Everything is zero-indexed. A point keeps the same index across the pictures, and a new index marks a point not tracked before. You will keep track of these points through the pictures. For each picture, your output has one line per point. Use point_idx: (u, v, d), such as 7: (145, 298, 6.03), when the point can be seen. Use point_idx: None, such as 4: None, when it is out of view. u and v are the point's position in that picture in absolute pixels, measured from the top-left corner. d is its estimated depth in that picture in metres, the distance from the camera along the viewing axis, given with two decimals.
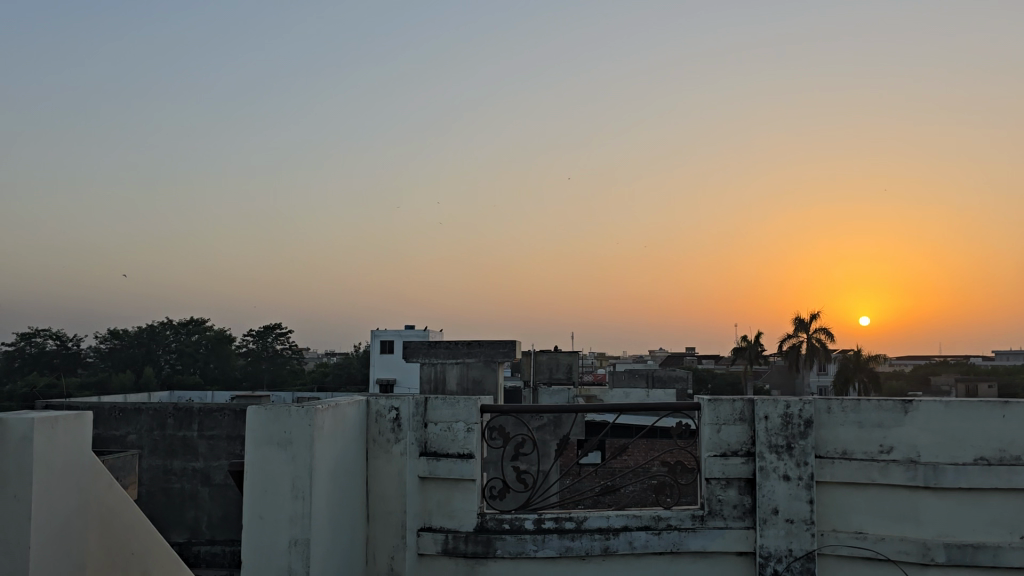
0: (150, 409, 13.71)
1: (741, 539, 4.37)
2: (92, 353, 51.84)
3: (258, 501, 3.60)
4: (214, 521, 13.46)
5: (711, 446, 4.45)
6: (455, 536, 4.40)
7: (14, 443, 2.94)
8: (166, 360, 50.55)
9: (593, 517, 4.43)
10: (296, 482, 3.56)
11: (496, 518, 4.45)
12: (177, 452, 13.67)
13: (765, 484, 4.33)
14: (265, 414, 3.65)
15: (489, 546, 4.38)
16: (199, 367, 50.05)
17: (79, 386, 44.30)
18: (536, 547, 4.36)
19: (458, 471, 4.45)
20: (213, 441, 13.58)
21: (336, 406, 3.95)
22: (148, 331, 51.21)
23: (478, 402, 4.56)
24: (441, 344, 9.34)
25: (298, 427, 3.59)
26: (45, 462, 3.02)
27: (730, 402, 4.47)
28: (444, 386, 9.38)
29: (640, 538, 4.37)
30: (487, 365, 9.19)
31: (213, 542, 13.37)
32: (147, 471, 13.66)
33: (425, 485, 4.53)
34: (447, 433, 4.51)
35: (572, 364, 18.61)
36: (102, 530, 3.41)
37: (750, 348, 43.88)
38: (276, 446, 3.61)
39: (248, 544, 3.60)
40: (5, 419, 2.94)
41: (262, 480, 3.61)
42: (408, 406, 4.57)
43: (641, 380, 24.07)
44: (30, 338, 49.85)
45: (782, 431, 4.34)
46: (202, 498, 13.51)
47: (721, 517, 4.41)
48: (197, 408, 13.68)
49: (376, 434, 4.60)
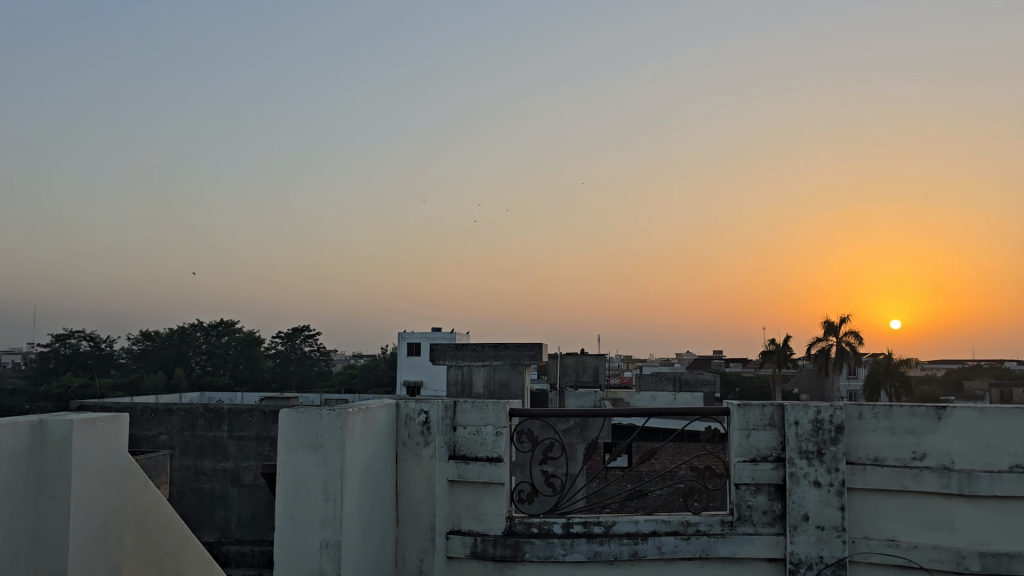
0: (182, 410, 13.91)
1: (771, 545, 4.34)
2: (125, 354, 52.70)
3: (290, 503, 3.64)
4: (243, 521, 13.59)
5: (740, 451, 4.43)
6: (483, 539, 4.42)
7: (53, 443, 3.01)
8: (197, 361, 51.23)
9: (621, 522, 4.42)
10: (328, 485, 3.59)
11: (525, 522, 4.46)
12: (207, 453, 13.85)
13: (795, 490, 4.29)
14: (297, 417, 3.70)
15: (517, 550, 4.38)
16: (229, 368, 50.64)
17: (113, 386, 45.09)
18: (564, 551, 4.37)
19: (488, 475, 4.46)
20: (243, 441, 13.74)
21: (367, 410, 3.98)
22: (180, 332, 51.91)
23: (507, 406, 4.57)
24: (468, 346, 9.39)
25: (330, 430, 3.63)
26: (83, 463, 3.09)
27: (760, 408, 4.44)
28: (470, 389, 9.40)
29: (668, 543, 4.36)
30: (514, 367, 9.16)
31: (242, 542, 13.52)
32: (178, 471, 13.85)
33: (454, 488, 4.56)
34: (476, 436, 4.53)
35: (598, 368, 18.74)
36: (138, 530, 3.47)
37: (779, 351, 43.38)
38: (308, 449, 3.65)
39: (281, 544, 3.64)
40: (46, 420, 3.01)
41: (295, 482, 3.65)
42: (437, 410, 4.60)
43: (668, 382, 23.95)
44: (65, 339, 50.90)
45: (813, 437, 4.31)
46: (232, 498, 13.68)
47: (751, 523, 4.37)
48: (227, 409, 13.85)
49: (406, 437, 4.62)
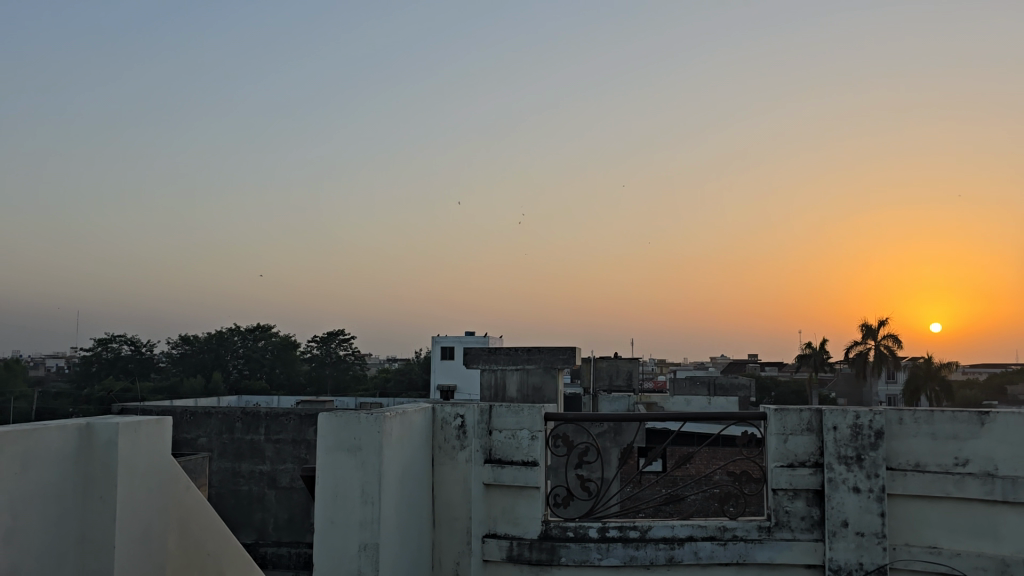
0: (220, 413, 14.12)
1: (810, 551, 4.29)
2: (164, 358, 53.70)
3: (329, 506, 3.69)
4: (280, 523, 13.76)
5: (778, 456, 4.38)
6: (519, 543, 4.43)
7: (100, 446, 3.08)
8: (234, 365, 52.02)
9: (657, 527, 4.40)
10: (366, 488, 3.63)
11: (560, 526, 4.46)
12: (245, 455, 14.04)
13: (834, 496, 4.25)
14: (335, 421, 3.74)
15: (553, 554, 4.39)
16: (265, 372, 51.26)
17: (153, 388, 45.95)
18: (600, 555, 4.36)
19: (524, 478, 4.48)
20: (280, 444, 13.91)
21: (404, 414, 4.02)
22: (218, 336, 52.80)
23: (542, 410, 4.57)
24: (501, 351, 9.40)
25: (368, 433, 3.67)
26: (129, 465, 3.16)
27: (798, 412, 4.39)
28: (504, 393, 9.41)
29: (705, 549, 4.34)
30: (547, 371, 9.19)
31: (280, 543, 13.69)
32: (216, 473, 14.07)
33: (490, 492, 4.58)
34: (512, 440, 4.54)
35: (632, 372, 19.03)
36: (181, 531, 3.54)
37: (816, 355, 42.79)
38: (346, 453, 3.68)
39: (320, 546, 3.68)
40: (93, 424, 3.09)
41: (333, 485, 3.69)
42: (473, 414, 4.62)
43: (703, 387, 23.80)
44: (107, 343, 52.09)
45: (852, 442, 4.26)
46: (269, 500, 13.85)
47: (789, 529, 4.33)
48: (264, 412, 14.02)
49: (442, 441, 4.65)
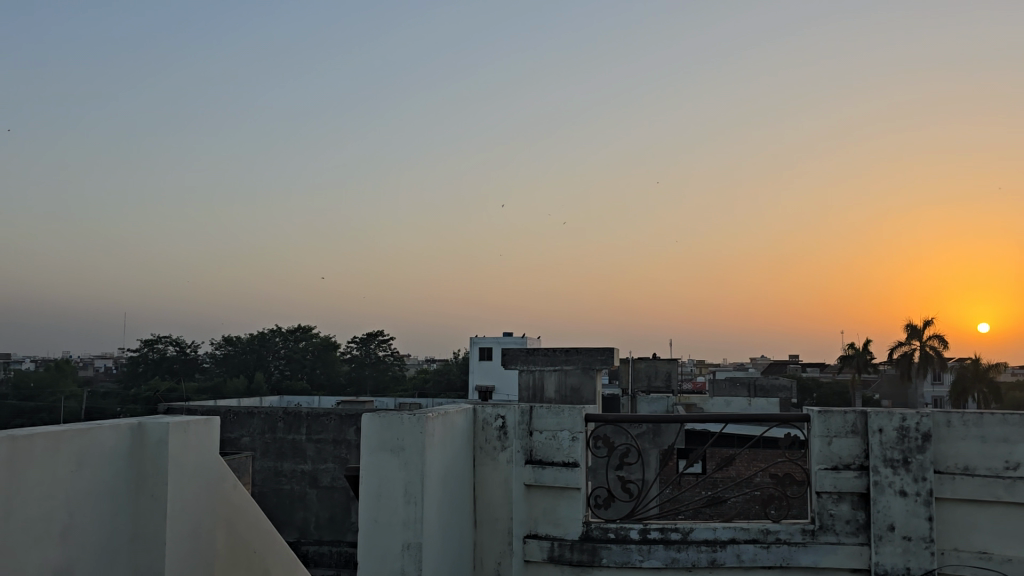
0: (262, 413, 14.33)
1: (855, 555, 4.23)
2: (208, 359, 54.67)
3: (373, 505, 3.73)
4: (321, 522, 13.93)
5: (821, 459, 4.32)
6: (560, 544, 4.44)
7: (151, 445, 3.16)
8: (276, 365, 52.79)
9: (699, 529, 4.39)
10: (409, 488, 3.67)
11: (602, 527, 4.46)
12: (287, 455, 14.23)
13: (880, 500, 4.18)
14: (378, 422, 3.78)
15: (595, 555, 4.38)
16: (306, 373, 51.89)
17: (198, 389, 46.82)
18: (642, 557, 4.35)
19: (564, 479, 4.48)
20: (321, 444, 14.08)
21: (445, 415, 4.05)
22: (260, 338, 53.70)
23: (583, 411, 4.57)
24: (539, 351, 9.42)
25: (410, 434, 3.71)
26: (180, 463, 3.24)
27: (842, 414, 4.33)
28: (542, 393, 9.43)
29: (748, 551, 4.31)
30: (585, 372, 9.15)
31: (321, 542, 13.87)
32: (259, 472, 14.28)
33: (531, 493, 4.59)
34: (553, 442, 4.55)
35: (671, 372, 18.93)
36: (229, 529, 3.61)
37: (859, 355, 42.05)
38: (390, 453, 3.73)
39: (364, 545, 3.72)
40: (145, 423, 3.18)
41: (377, 484, 3.74)
42: (514, 414, 4.64)
43: (743, 388, 23.56)
44: (153, 343, 53.25)
45: (898, 445, 4.19)
46: (310, 499, 14.03)
47: (834, 533, 4.27)
48: (305, 412, 14.21)
49: (483, 441, 4.67)
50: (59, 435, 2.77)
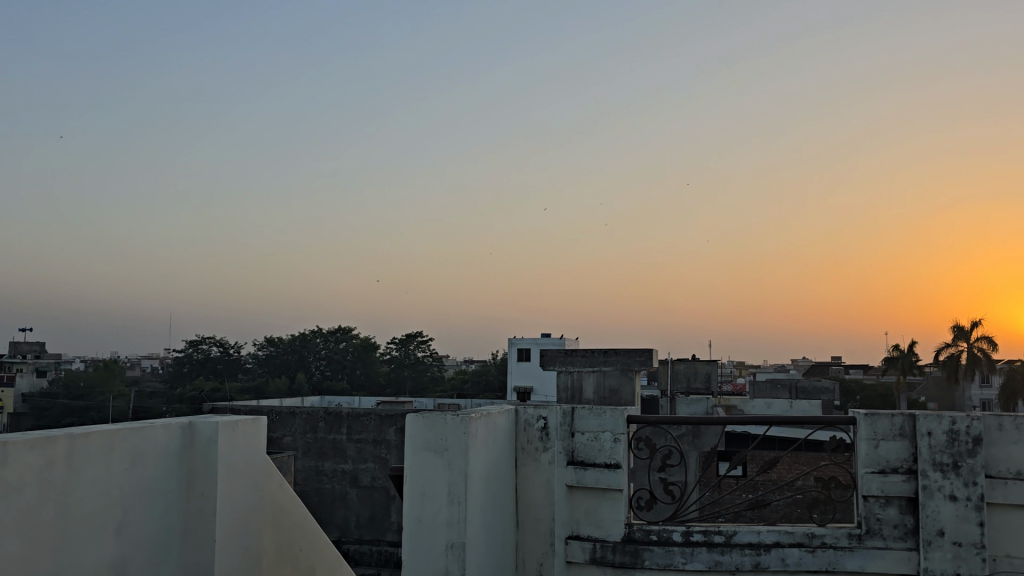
0: (304, 413, 14.50)
1: (903, 561, 4.16)
2: (251, 359, 55.60)
3: (417, 505, 3.76)
4: (361, 521, 14.09)
5: (868, 462, 4.25)
6: (602, 545, 4.43)
7: (202, 443, 3.23)
8: (317, 366, 53.49)
9: (743, 532, 4.36)
10: (453, 488, 3.70)
11: (644, 529, 4.44)
12: (328, 454, 14.39)
13: (929, 504, 4.11)
14: (422, 422, 3.81)
15: (637, 557, 4.37)
16: (347, 373, 52.45)
17: (241, 388, 47.58)
18: (685, 559, 4.33)
19: (607, 481, 4.47)
20: (362, 444, 14.21)
21: (488, 415, 4.07)
22: (302, 339, 54.51)
23: (625, 412, 4.55)
24: (578, 352, 9.40)
25: (454, 434, 3.73)
26: (228, 461, 3.30)
27: (889, 417, 4.26)
28: (581, 395, 9.42)
29: (793, 555, 4.26)
30: (624, 373, 9.12)
31: (361, 541, 14.02)
32: (301, 471, 14.46)
33: (573, 494, 4.58)
34: (594, 443, 4.54)
35: (710, 374, 18.76)
36: (276, 527, 3.68)
37: (904, 357, 41.21)
38: (433, 453, 3.76)
39: (408, 545, 3.76)
40: (196, 422, 3.24)
41: (421, 484, 3.77)
42: (556, 415, 4.64)
43: (784, 390, 23.26)
44: (198, 344, 54.32)
45: (948, 449, 4.11)
46: (351, 499, 14.18)
47: (881, 537, 4.20)
48: (346, 412, 14.36)
49: (525, 442, 4.69)
50: (114, 433, 2.84)
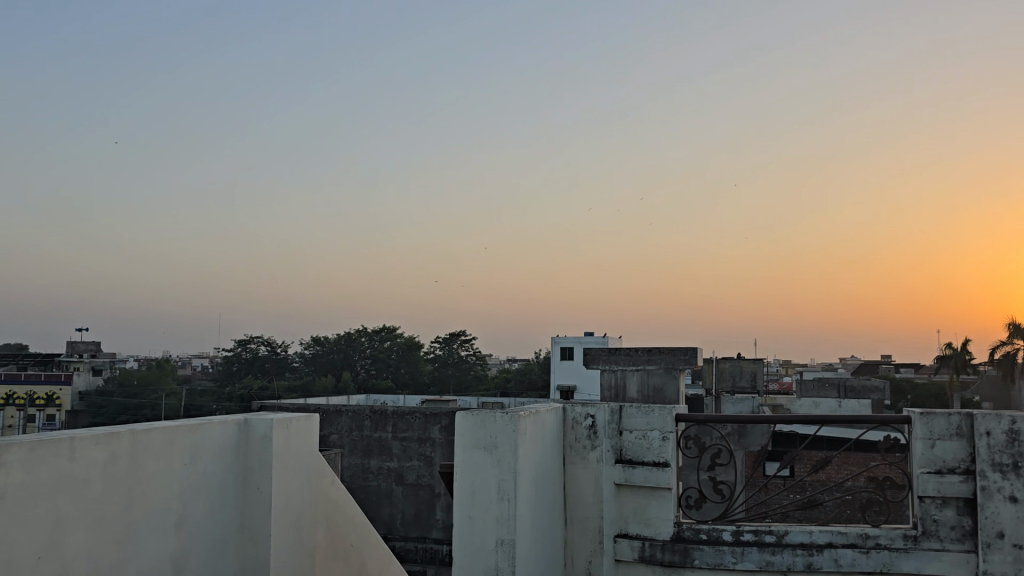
0: (350, 412, 14.68)
1: (961, 563, 4.07)
2: (298, 358, 56.49)
3: (467, 502, 3.80)
4: (407, 518, 14.22)
5: (924, 463, 4.17)
6: (651, 544, 4.42)
7: (257, 439, 3.29)
8: (362, 365, 54.13)
9: (795, 532, 4.31)
10: (502, 485, 3.72)
11: (693, 528, 4.41)
12: (374, 452, 14.54)
13: (988, 505, 4.01)
14: (472, 420, 3.85)
15: (686, 556, 4.35)
16: (391, 372, 52.97)
17: (289, 387, 48.31)
18: (735, 559, 4.30)
19: (655, 480, 4.45)
20: (407, 442, 14.34)
21: (537, 413, 4.09)
22: (347, 339, 55.22)
23: (673, 411, 4.53)
24: (621, 351, 9.36)
25: (503, 432, 3.76)
26: (282, 458, 3.36)
27: (946, 416, 4.17)
28: (625, 393, 9.37)
29: (846, 556, 4.21)
30: (668, 372, 9.10)
31: (407, 538, 14.15)
32: (347, 469, 14.64)
33: (621, 492, 4.57)
34: (643, 441, 4.53)
35: (756, 373, 18.55)
36: (328, 523, 3.73)
37: (957, 356, 40.23)
38: (484, 450, 3.79)
39: (458, 541, 3.79)
40: (250, 419, 3.31)
41: (471, 481, 3.80)
42: (604, 414, 4.64)
43: (832, 389, 22.90)
44: (247, 343, 55.40)
45: (1008, 449, 4.01)
46: (397, 496, 14.33)
47: (937, 539, 4.12)
48: (391, 411, 14.50)
49: (573, 440, 4.69)
50: (175, 429, 2.92)
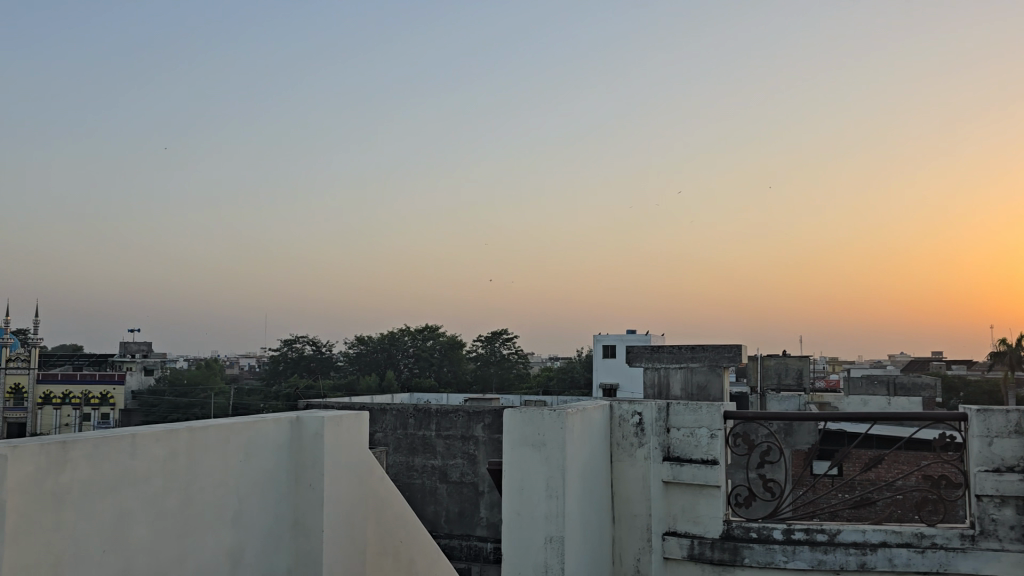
0: (394, 410, 14.79)
1: (1021, 564, 3.97)
2: (342, 358, 57.14)
3: (516, 499, 3.81)
4: (451, 516, 14.30)
5: (981, 461, 4.07)
6: (700, 542, 4.39)
7: (309, 437, 3.34)
8: (405, 364, 54.59)
9: (847, 531, 4.25)
10: (551, 482, 3.73)
11: (743, 526, 4.37)
12: (418, 450, 14.63)
13: None
14: (520, 418, 3.86)
15: (736, 554, 4.31)
16: (434, 371, 53.24)
17: (334, 387, 48.84)
18: (786, 558, 4.26)
19: (704, 477, 4.42)
20: (450, 440, 14.43)
21: (584, 411, 4.08)
22: (390, 338, 55.68)
23: (721, 408, 4.49)
24: (665, 348, 9.28)
25: (551, 429, 3.76)
26: (333, 454, 3.41)
27: (1004, 413, 4.06)
28: (668, 391, 9.32)
29: (901, 556, 4.13)
30: (712, 369, 8.99)
31: (451, 536, 14.24)
32: (392, 466, 14.76)
33: (670, 490, 4.54)
34: (691, 438, 4.49)
35: (803, 370, 18.28)
36: (378, 520, 3.78)
37: (1012, 353, 39.15)
38: (532, 447, 3.80)
39: (508, 538, 3.81)
40: (303, 417, 3.36)
41: (519, 478, 3.82)
42: (651, 411, 4.62)
43: (882, 386, 22.48)
44: (292, 343, 56.20)
45: None
46: (441, 494, 14.42)
47: (996, 538, 4.02)
48: (435, 409, 14.60)
49: (620, 438, 4.68)
50: (231, 427, 2.98)
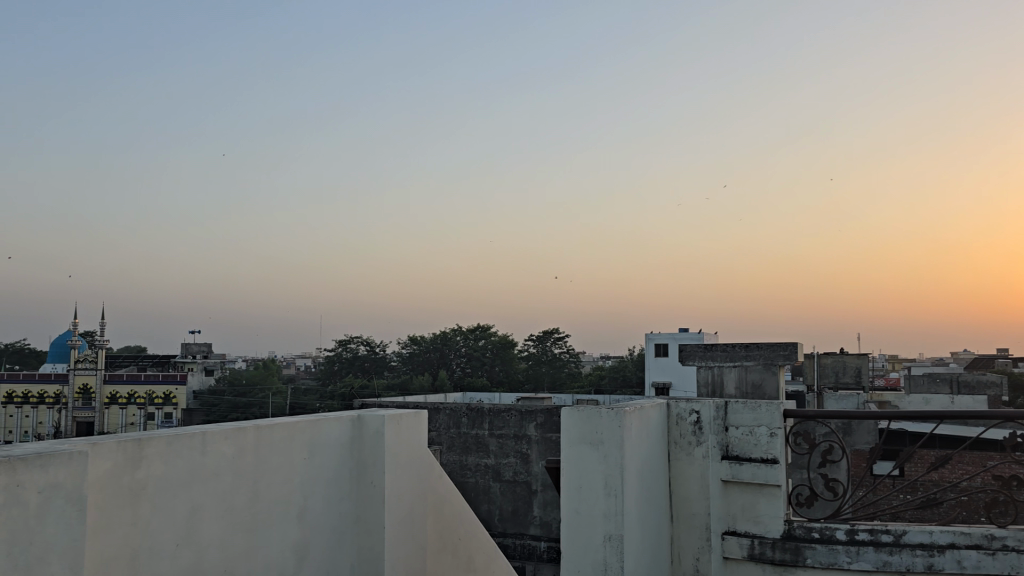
0: (447, 409, 14.84)
1: None
2: (395, 358, 57.76)
3: (575, 497, 3.82)
4: (505, 515, 14.34)
5: None
6: (761, 542, 4.34)
7: (369, 434, 3.40)
8: (458, 363, 55.11)
9: (913, 532, 4.15)
10: (609, 480, 3.73)
11: (804, 526, 4.30)
12: (471, 449, 14.70)
13: None
14: (577, 416, 3.88)
15: (798, 555, 4.25)
16: (486, 371, 53.46)
17: (387, 387, 49.37)
18: (850, 559, 4.19)
19: (764, 476, 4.38)
20: (503, 439, 14.52)
21: (642, 409, 4.07)
22: (442, 338, 56.07)
23: (781, 406, 4.44)
24: (718, 347, 9.13)
25: (609, 428, 3.77)
26: (393, 452, 3.46)
27: None
28: (722, 390, 9.20)
29: (970, 558, 4.03)
30: (767, 368, 8.84)
31: (505, 534, 14.29)
32: (446, 465, 14.84)
33: (729, 489, 4.50)
34: (750, 437, 4.45)
35: (861, 368, 17.89)
36: (436, 517, 3.81)
37: None
38: (590, 445, 3.80)
39: (567, 536, 3.82)
40: (364, 415, 3.42)
41: (577, 476, 3.82)
42: (709, 410, 4.57)
43: (944, 385, 21.92)
44: (347, 343, 57.00)
45: None
46: (494, 492, 14.48)
47: None
48: (487, 408, 14.68)
49: (678, 436, 4.62)
50: (295, 426, 3.05)
